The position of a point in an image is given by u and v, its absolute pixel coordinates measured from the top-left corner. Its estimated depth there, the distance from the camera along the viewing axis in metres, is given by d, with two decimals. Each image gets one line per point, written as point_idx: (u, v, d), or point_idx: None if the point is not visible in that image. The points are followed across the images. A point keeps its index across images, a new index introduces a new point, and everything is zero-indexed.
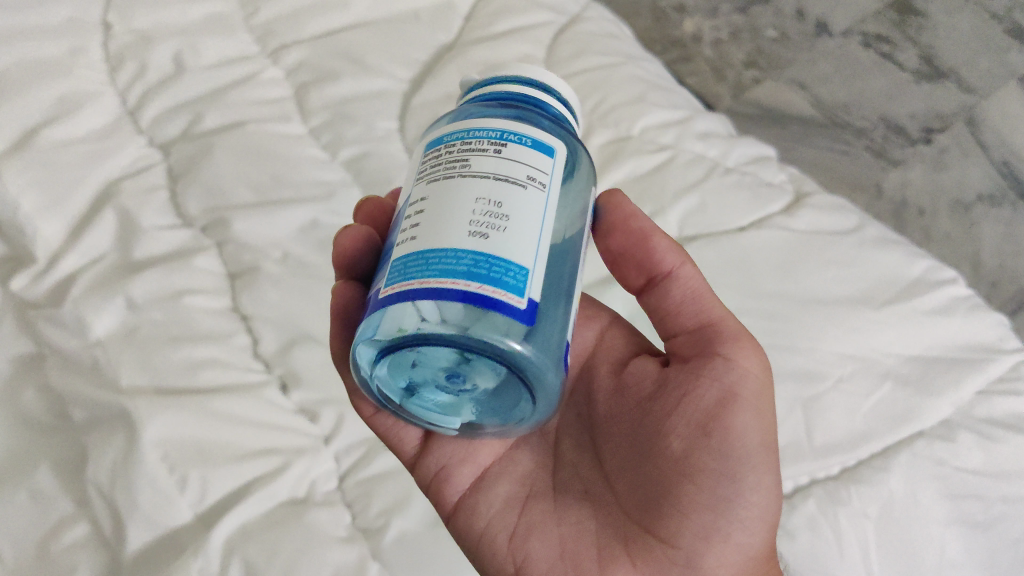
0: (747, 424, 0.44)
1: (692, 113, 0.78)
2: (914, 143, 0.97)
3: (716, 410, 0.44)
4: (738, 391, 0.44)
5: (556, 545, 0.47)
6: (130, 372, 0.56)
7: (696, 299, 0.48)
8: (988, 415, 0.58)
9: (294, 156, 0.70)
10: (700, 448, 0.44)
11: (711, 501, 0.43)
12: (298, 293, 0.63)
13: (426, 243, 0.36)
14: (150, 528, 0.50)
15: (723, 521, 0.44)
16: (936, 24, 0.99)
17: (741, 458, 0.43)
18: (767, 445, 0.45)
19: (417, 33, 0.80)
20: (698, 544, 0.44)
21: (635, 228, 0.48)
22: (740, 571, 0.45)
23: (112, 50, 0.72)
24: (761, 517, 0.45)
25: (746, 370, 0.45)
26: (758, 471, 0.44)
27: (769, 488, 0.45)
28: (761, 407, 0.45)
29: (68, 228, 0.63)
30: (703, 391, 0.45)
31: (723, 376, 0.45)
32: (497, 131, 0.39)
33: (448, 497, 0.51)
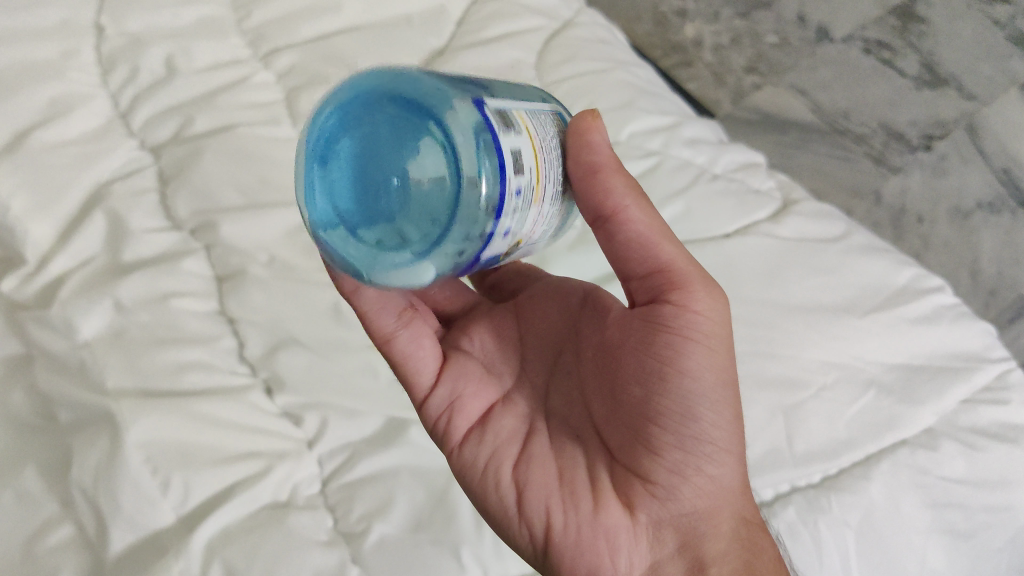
0: (699, 364, 0.45)
1: (681, 119, 0.78)
2: (913, 150, 0.95)
3: (670, 354, 0.45)
4: (692, 334, 0.45)
5: (552, 478, 0.47)
6: (115, 374, 0.56)
7: (646, 242, 0.45)
8: (972, 424, 0.58)
9: (282, 160, 0.70)
10: (659, 394, 0.45)
11: (679, 440, 0.45)
12: (283, 296, 0.63)
13: None
14: (132, 530, 0.50)
15: (694, 454, 0.45)
16: (938, 29, 0.88)
17: (698, 397, 0.44)
18: (724, 384, 0.46)
19: (407, 38, 0.80)
20: (674, 479, 0.45)
21: (586, 161, 0.43)
22: (718, 502, 0.46)
23: (104, 52, 0.73)
24: (727, 449, 0.46)
25: (701, 313, 0.45)
26: (718, 409, 0.45)
27: (729, 423, 0.46)
28: (715, 346, 0.46)
29: (58, 230, 0.64)
30: (659, 338, 0.45)
31: (675, 321, 0.45)
32: None
33: (457, 428, 0.50)
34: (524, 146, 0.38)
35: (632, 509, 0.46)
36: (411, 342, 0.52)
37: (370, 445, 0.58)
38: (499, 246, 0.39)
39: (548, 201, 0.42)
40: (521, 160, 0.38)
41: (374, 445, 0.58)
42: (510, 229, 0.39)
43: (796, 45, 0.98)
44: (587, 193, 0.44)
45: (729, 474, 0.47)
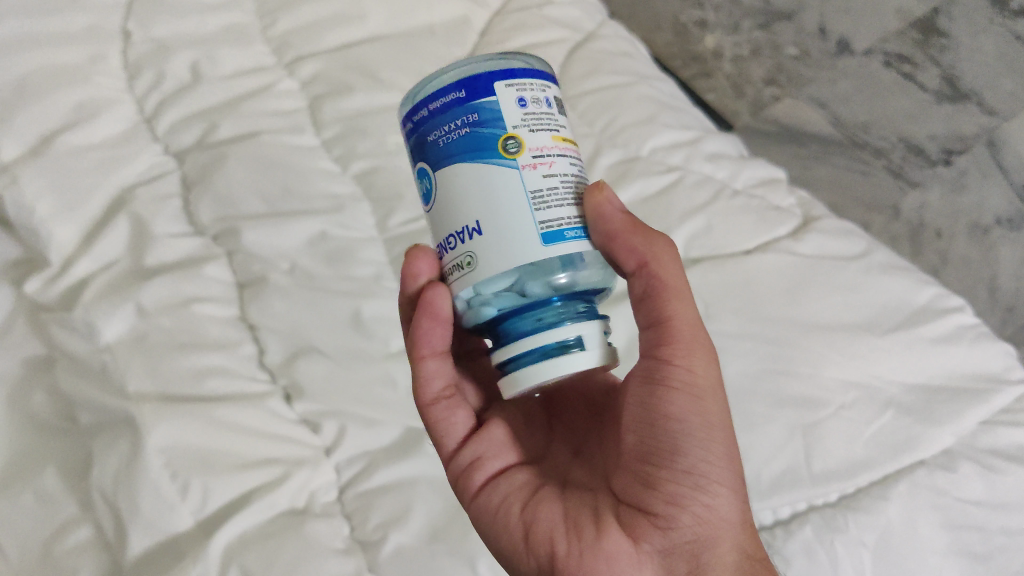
0: (682, 406, 0.45)
1: (703, 134, 0.78)
2: (933, 165, 0.95)
3: (658, 400, 0.45)
4: (672, 382, 0.45)
5: (554, 514, 0.47)
6: (138, 378, 0.56)
7: (658, 295, 0.46)
8: (991, 445, 0.58)
9: (305, 169, 0.70)
10: (653, 435, 0.45)
11: (670, 475, 0.44)
12: (305, 305, 0.63)
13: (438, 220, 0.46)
14: (151, 533, 0.51)
15: (684, 485, 0.44)
16: (960, 45, 0.88)
17: (686, 433, 0.44)
18: (715, 424, 0.45)
19: (430, 48, 0.80)
20: (670, 509, 0.44)
21: (605, 226, 0.44)
22: (721, 536, 0.44)
23: (131, 58, 0.74)
24: (723, 481, 0.45)
25: (695, 367, 0.45)
26: (708, 446, 0.44)
27: (725, 458, 0.45)
28: (703, 395, 0.45)
29: (81, 234, 0.65)
30: (650, 394, 0.46)
31: (667, 374, 0.45)
32: None
33: (475, 480, 0.51)
34: (568, 125, 0.46)
35: (633, 540, 0.44)
36: (445, 409, 0.53)
37: (388, 455, 0.58)
38: (512, 112, 0.42)
39: (559, 166, 0.43)
40: (560, 110, 0.45)
41: (392, 455, 0.58)
42: (528, 104, 0.43)
43: (817, 57, 0.98)
44: (611, 251, 0.46)
45: (727, 507, 0.45)
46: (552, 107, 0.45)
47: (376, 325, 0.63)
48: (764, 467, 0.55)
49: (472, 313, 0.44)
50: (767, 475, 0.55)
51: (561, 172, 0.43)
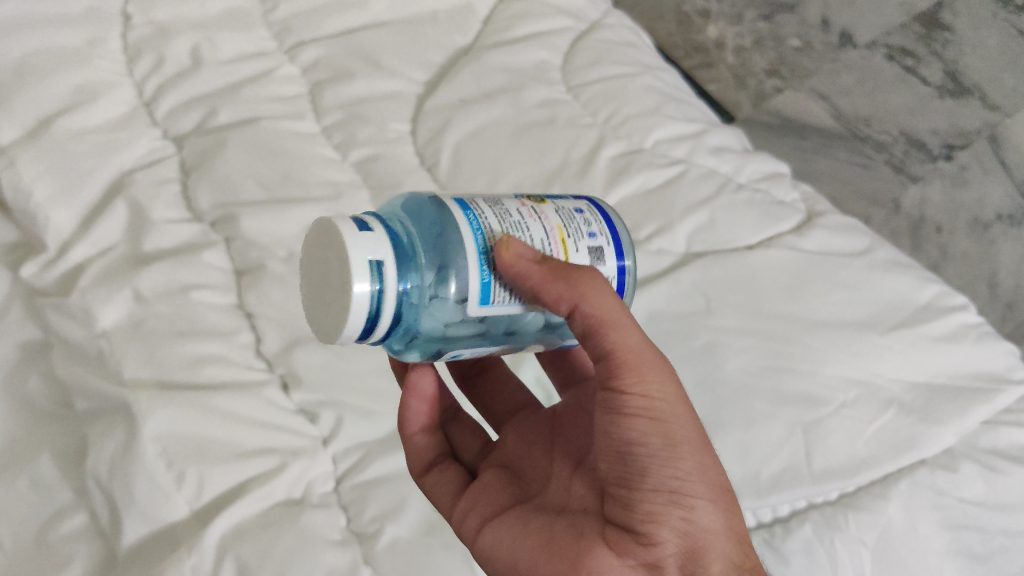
0: (642, 430, 0.41)
1: (707, 126, 0.78)
2: (935, 160, 0.94)
3: (615, 429, 0.42)
4: (624, 412, 0.41)
5: (538, 544, 0.45)
6: (134, 366, 0.56)
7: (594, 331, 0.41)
8: (993, 445, 0.58)
9: (305, 155, 0.70)
10: (620, 460, 0.42)
11: (639, 497, 0.41)
12: (303, 293, 0.62)
13: None
14: (146, 522, 0.50)
15: (658, 504, 0.40)
16: (964, 38, 0.86)
17: (647, 455, 0.41)
18: (678, 441, 0.41)
19: (433, 36, 0.80)
20: (646, 530, 0.41)
21: (521, 283, 0.39)
22: (706, 545, 0.41)
23: (130, 41, 0.74)
24: (701, 490, 0.41)
25: (647, 386, 0.41)
26: (673, 461, 0.41)
27: (698, 470, 0.41)
28: (660, 412, 0.41)
29: (79, 217, 0.64)
30: (609, 423, 0.42)
31: (620, 403, 0.41)
32: None
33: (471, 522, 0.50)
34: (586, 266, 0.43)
35: (619, 557, 0.41)
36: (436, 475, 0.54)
37: (384, 447, 0.58)
38: (569, 206, 0.45)
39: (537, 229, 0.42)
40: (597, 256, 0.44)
41: (388, 447, 0.58)
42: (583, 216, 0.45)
43: (820, 49, 0.97)
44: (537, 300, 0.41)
45: (709, 515, 0.41)
46: (590, 237, 0.44)
47: None
48: (764, 464, 0.54)
49: None
50: (767, 473, 0.54)
51: (532, 225, 0.42)
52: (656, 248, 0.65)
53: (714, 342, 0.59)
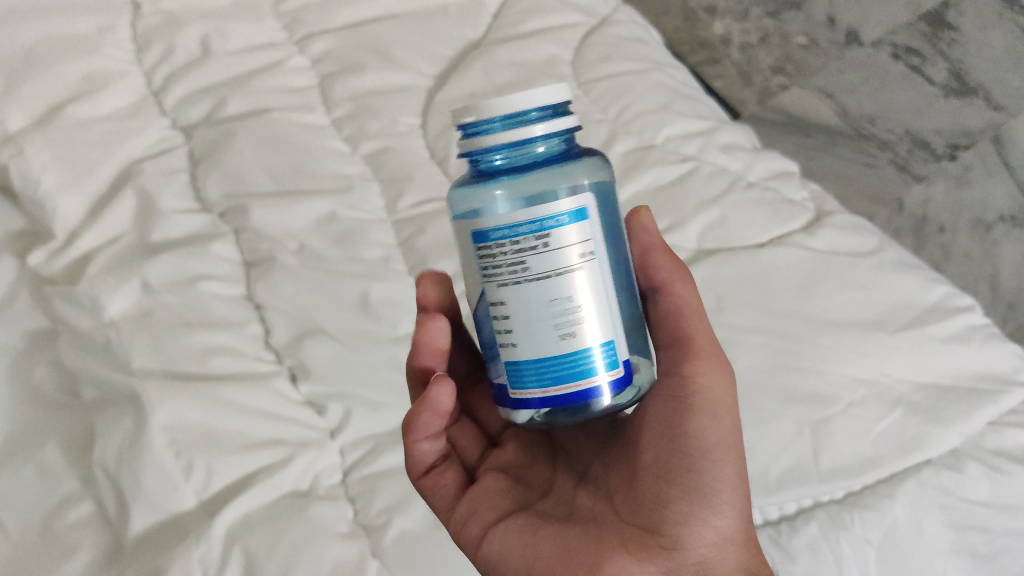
0: (704, 428, 0.44)
1: (717, 124, 0.77)
2: (937, 159, 0.95)
3: (676, 418, 0.45)
4: (692, 402, 0.45)
5: (554, 549, 0.44)
6: (142, 355, 0.56)
7: (681, 313, 0.49)
8: (998, 446, 0.58)
9: (315, 147, 0.70)
10: (668, 452, 0.44)
11: (681, 491, 0.43)
12: (311, 286, 0.62)
13: (511, 292, 0.40)
14: (154, 512, 0.51)
15: (693, 506, 0.43)
16: (970, 38, 0.90)
17: (703, 454, 0.44)
18: (730, 446, 0.45)
19: (443, 29, 0.80)
20: (677, 531, 0.43)
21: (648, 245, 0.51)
22: (724, 555, 0.43)
23: (140, 30, 0.73)
24: (734, 502, 0.44)
25: (705, 385, 0.45)
26: (721, 464, 0.44)
27: (738, 481, 0.44)
28: (722, 414, 0.45)
29: (87, 206, 0.64)
30: (668, 411, 0.45)
31: (682, 390, 0.45)
32: (533, 224, 0.39)
33: (473, 530, 0.48)
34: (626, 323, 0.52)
35: (639, 561, 0.43)
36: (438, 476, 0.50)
37: (393, 439, 0.58)
38: None
39: None
40: None
41: (396, 439, 0.58)
42: None
43: (825, 47, 0.98)
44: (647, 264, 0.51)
45: (733, 526, 0.44)
46: None
47: (385, 308, 0.62)
48: (772, 462, 0.55)
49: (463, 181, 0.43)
50: (775, 470, 0.55)
51: None
52: (666, 244, 0.65)
53: (725, 340, 0.60)
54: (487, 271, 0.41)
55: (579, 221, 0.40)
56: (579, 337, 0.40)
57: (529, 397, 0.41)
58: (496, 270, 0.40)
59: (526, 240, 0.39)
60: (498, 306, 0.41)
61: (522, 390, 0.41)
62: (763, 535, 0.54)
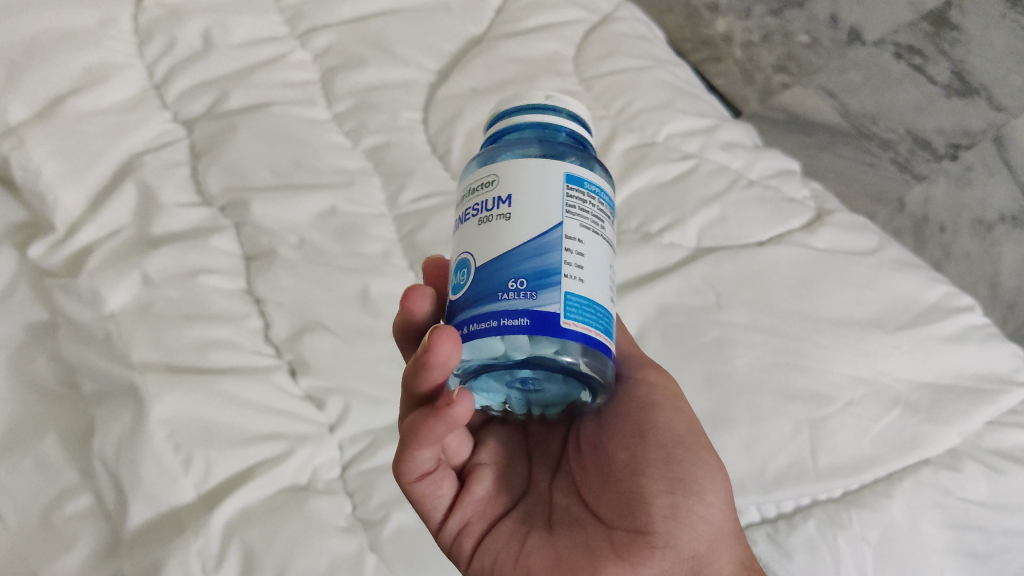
0: (670, 421, 0.47)
1: (718, 121, 0.77)
2: (939, 159, 0.95)
3: (640, 418, 0.47)
4: (651, 401, 0.47)
5: (546, 560, 0.43)
6: (142, 348, 0.56)
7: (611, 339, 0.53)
8: (996, 446, 0.58)
9: (316, 142, 0.70)
10: (643, 450, 0.46)
11: (667, 484, 0.44)
12: (311, 280, 0.62)
13: (594, 241, 0.40)
14: (151, 505, 0.50)
15: (676, 498, 0.43)
16: (972, 39, 0.89)
17: (678, 445, 0.45)
18: (699, 437, 0.47)
19: (446, 25, 0.80)
20: (670, 526, 0.43)
21: None
22: (714, 545, 0.44)
23: (142, 23, 0.74)
24: (716, 491, 0.45)
25: (655, 384, 0.49)
26: (698, 453, 0.46)
27: (717, 468, 0.46)
28: (679, 408, 0.48)
29: (88, 198, 0.64)
30: (629, 414, 0.47)
31: (637, 393, 0.48)
32: (606, 198, 0.42)
33: (465, 545, 0.46)
34: None
35: (634, 566, 0.42)
36: (431, 485, 0.45)
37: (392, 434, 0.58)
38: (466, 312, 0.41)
39: None
40: None
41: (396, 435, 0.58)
42: None
43: (828, 46, 0.99)
44: None
45: (719, 515, 0.45)
46: None
47: (385, 303, 0.62)
48: (770, 460, 0.54)
49: (508, 148, 0.42)
50: (773, 468, 0.54)
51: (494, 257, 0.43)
52: (668, 241, 0.65)
53: (724, 337, 0.59)
54: (571, 206, 0.39)
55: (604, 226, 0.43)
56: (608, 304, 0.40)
57: (578, 331, 0.37)
58: (581, 210, 0.40)
59: (604, 208, 0.42)
60: (573, 241, 0.39)
61: (585, 325, 0.38)
62: (759, 533, 0.53)
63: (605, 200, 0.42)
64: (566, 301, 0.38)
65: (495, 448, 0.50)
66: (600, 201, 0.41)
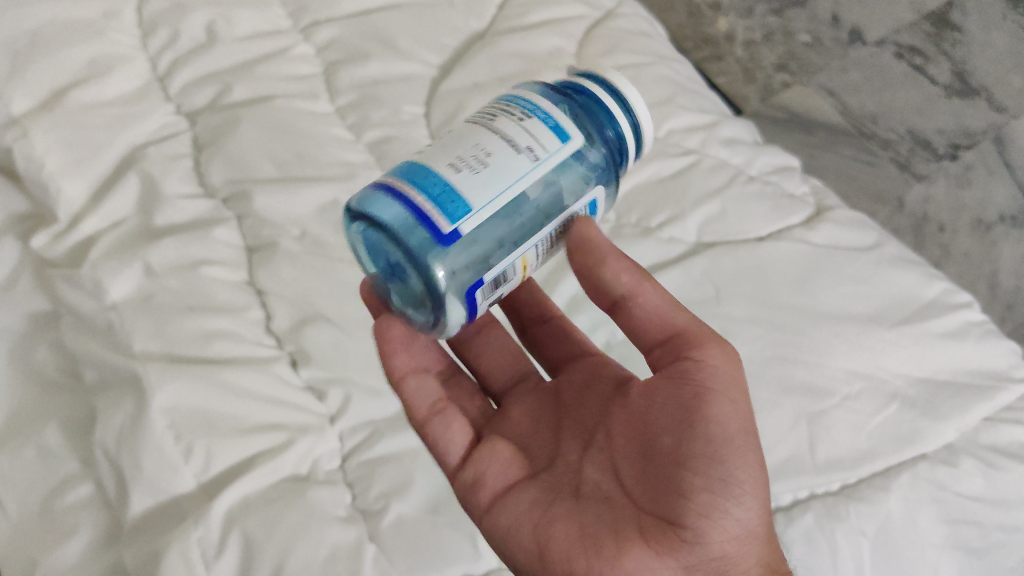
0: (725, 413, 0.44)
1: (719, 118, 0.78)
2: (939, 159, 0.95)
3: (693, 404, 0.44)
4: (711, 387, 0.44)
5: (569, 532, 0.44)
6: (143, 339, 0.56)
7: (663, 315, 0.47)
8: (992, 442, 0.58)
9: (318, 135, 0.70)
10: (689, 441, 0.44)
11: (707, 481, 0.43)
12: (313, 272, 0.62)
13: (470, 125, 0.43)
14: (152, 494, 0.51)
15: (715, 496, 0.42)
16: (972, 39, 0.86)
17: (726, 442, 0.43)
18: (749, 432, 0.45)
19: (449, 19, 0.80)
20: (702, 523, 0.42)
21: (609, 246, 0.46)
22: (743, 546, 0.43)
23: (146, 15, 0.74)
24: (756, 491, 0.44)
25: (715, 368, 0.45)
26: (744, 451, 0.44)
27: (759, 468, 0.44)
28: (737, 398, 0.45)
29: (91, 189, 0.64)
30: (682, 395, 0.45)
31: (694, 377, 0.45)
32: (533, 107, 0.43)
33: (482, 500, 0.48)
34: None
35: (658, 554, 0.42)
36: (440, 424, 0.52)
37: (392, 426, 0.58)
38: None
39: None
40: None
41: (395, 426, 0.58)
42: None
43: (829, 45, 0.98)
44: (611, 267, 0.47)
45: (754, 517, 0.44)
46: None
47: None
48: (769, 452, 0.55)
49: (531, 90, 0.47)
50: (772, 460, 0.54)
51: None
52: (668, 236, 0.65)
53: (724, 331, 0.59)
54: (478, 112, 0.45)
55: (552, 134, 0.42)
56: (465, 186, 0.40)
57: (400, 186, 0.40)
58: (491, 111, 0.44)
59: (518, 111, 0.43)
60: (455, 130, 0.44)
61: (397, 178, 0.41)
62: None
63: (523, 103, 0.44)
64: (400, 165, 0.42)
65: (519, 421, 0.55)
66: (521, 107, 0.43)
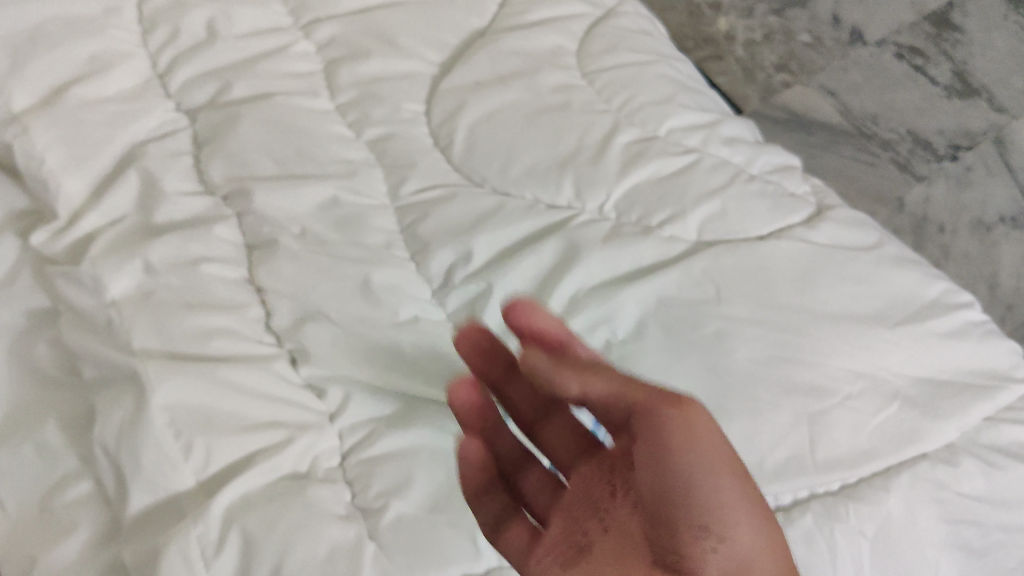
0: (691, 462, 0.44)
1: (720, 117, 0.78)
2: (941, 159, 1.01)
3: (657, 464, 0.45)
4: (664, 444, 0.45)
5: None
6: (143, 335, 0.56)
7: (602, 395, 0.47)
8: (992, 442, 0.59)
9: (319, 133, 0.70)
10: (671, 497, 0.44)
11: (694, 528, 0.44)
12: (314, 267, 0.62)
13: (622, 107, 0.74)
14: (151, 492, 0.51)
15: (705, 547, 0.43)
16: (974, 40, 0.95)
17: (695, 490, 0.44)
18: (725, 470, 0.45)
19: (449, 17, 0.80)
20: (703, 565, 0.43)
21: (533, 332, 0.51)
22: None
23: (146, 13, 0.75)
24: (747, 527, 0.44)
25: (674, 420, 0.46)
26: (716, 483, 0.45)
27: (738, 499, 0.45)
28: (697, 449, 0.45)
29: (90, 186, 0.64)
30: (640, 451, 0.46)
31: (654, 433, 0.46)
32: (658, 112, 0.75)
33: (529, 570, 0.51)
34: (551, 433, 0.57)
35: None
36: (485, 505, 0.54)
37: (389, 425, 0.57)
38: None
39: None
40: None
41: (393, 424, 0.57)
42: None
43: (829, 46, 1.05)
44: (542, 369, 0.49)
45: (756, 537, 0.44)
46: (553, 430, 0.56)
47: (386, 293, 0.61)
48: (769, 453, 0.54)
49: None
50: (772, 461, 0.54)
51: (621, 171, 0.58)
52: (668, 235, 0.65)
53: (724, 330, 0.58)
54: None
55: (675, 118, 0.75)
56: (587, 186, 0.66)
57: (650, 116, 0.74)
58: None
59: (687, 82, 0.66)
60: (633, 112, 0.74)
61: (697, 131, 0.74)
62: None
63: None
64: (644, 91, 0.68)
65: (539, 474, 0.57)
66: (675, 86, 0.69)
